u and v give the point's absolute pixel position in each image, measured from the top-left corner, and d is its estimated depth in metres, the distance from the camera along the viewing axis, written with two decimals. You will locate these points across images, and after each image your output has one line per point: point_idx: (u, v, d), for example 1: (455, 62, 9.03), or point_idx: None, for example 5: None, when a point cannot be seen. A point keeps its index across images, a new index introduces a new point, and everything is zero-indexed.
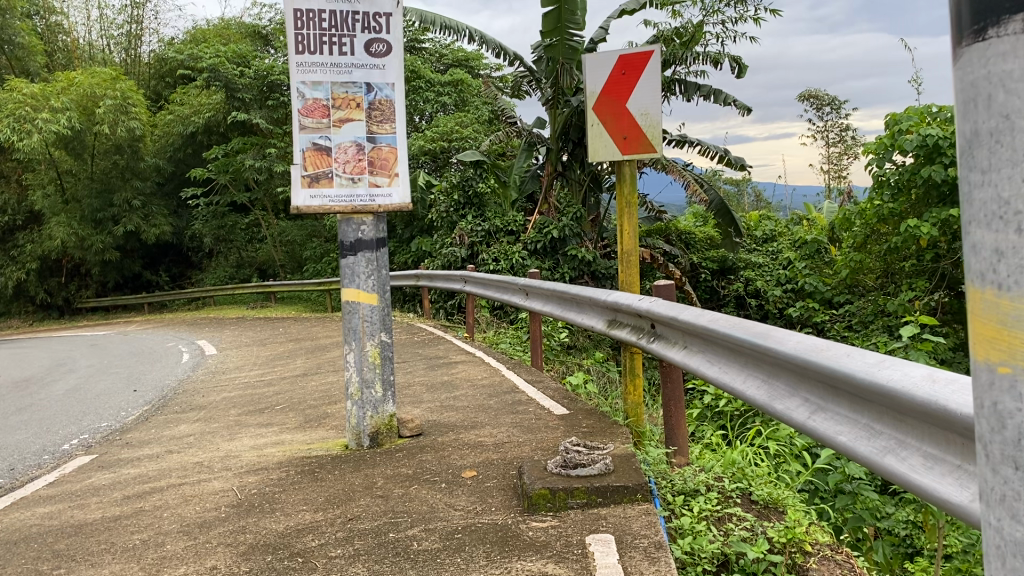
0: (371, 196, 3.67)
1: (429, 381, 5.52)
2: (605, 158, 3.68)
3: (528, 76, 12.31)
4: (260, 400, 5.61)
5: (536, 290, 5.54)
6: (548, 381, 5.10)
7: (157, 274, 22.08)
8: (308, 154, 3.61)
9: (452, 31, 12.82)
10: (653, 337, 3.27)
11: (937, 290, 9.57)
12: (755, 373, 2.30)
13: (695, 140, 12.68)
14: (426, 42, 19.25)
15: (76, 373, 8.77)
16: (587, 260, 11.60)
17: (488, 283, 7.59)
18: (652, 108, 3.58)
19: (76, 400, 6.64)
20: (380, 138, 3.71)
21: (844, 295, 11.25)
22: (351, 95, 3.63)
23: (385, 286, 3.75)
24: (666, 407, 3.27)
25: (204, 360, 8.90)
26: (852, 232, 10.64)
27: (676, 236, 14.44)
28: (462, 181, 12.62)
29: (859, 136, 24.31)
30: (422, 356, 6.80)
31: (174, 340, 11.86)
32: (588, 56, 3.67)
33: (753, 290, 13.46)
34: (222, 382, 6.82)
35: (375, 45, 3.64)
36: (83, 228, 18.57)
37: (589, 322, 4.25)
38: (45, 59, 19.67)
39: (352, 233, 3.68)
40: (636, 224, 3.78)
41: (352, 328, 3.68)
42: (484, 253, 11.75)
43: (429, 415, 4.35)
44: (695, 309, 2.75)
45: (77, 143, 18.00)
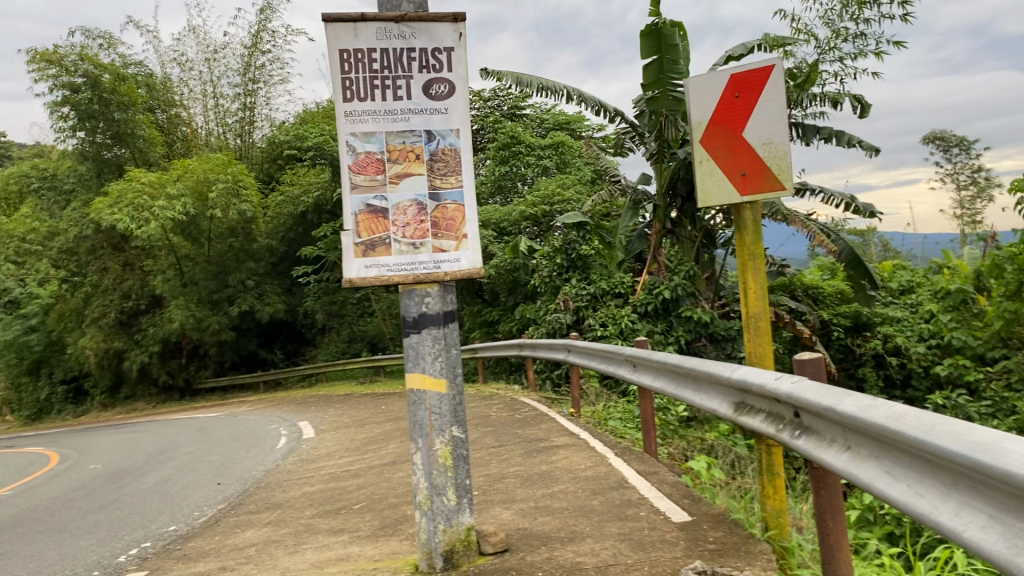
0: (435, 262, 3.08)
1: (525, 472, 4.82)
2: (721, 202, 2.99)
3: (630, 132, 11.71)
4: (341, 496, 5.03)
5: (645, 362, 4.81)
6: (665, 472, 4.32)
7: (272, 352, 22.32)
8: (361, 218, 3.04)
9: (550, 91, 12.38)
10: (798, 430, 2.48)
11: None
12: (970, 501, 1.51)
13: (816, 187, 11.69)
14: (526, 108, 19.20)
15: (172, 463, 8.45)
16: (703, 321, 10.75)
17: (592, 354, 6.89)
18: (777, 134, 2.87)
19: (157, 497, 6.24)
20: (445, 194, 3.09)
21: (998, 350, 9.91)
22: (409, 146, 3.05)
23: (456, 369, 3.10)
24: (822, 524, 2.47)
25: (299, 444, 8.45)
26: (1004, 279, 9.38)
27: (802, 291, 13.26)
28: (565, 244, 12.07)
29: (994, 177, 22.53)
30: (523, 439, 6.10)
31: (277, 422, 11.53)
32: (691, 81, 3.01)
33: (893, 347, 12.21)
34: (308, 472, 6.31)
35: (435, 86, 3.06)
36: (200, 310, 18.84)
37: (710, 403, 3.47)
38: (164, 150, 20.31)
39: (415, 307, 3.08)
40: (763, 281, 3.02)
41: (418, 422, 3.05)
42: (590, 318, 11.03)
43: (518, 522, 3.65)
44: (862, 398, 1.97)
45: (193, 228, 18.42)
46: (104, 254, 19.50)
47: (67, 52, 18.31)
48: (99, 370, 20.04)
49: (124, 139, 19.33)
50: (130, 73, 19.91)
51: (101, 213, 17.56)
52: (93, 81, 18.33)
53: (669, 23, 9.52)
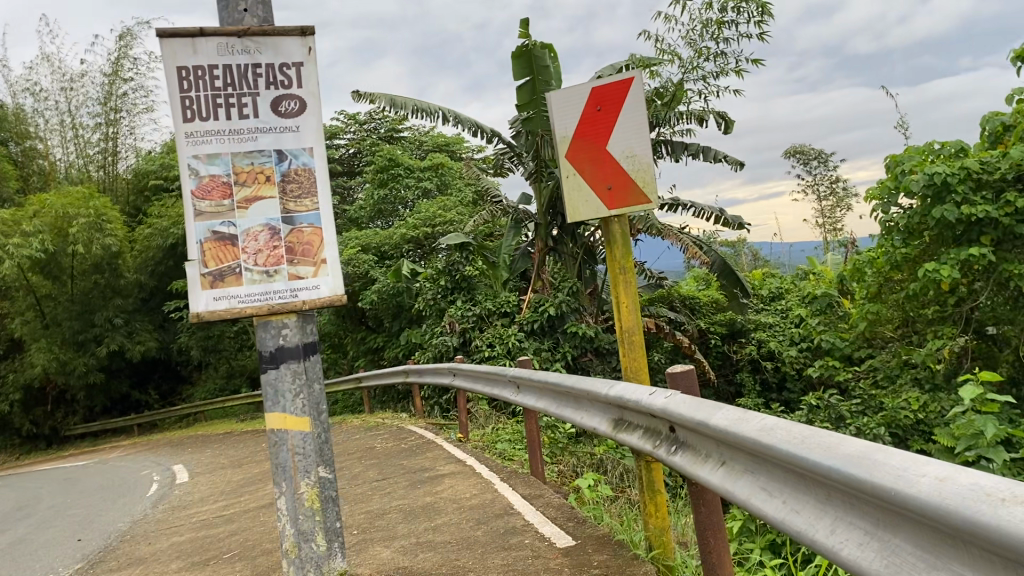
0: (292, 291, 2.87)
1: (408, 505, 4.62)
2: (589, 217, 2.90)
3: (508, 152, 11.72)
4: (211, 545, 4.70)
5: (527, 383, 4.72)
6: (550, 494, 4.21)
7: (146, 393, 21.16)
8: (207, 247, 2.81)
9: (425, 113, 12.25)
10: (674, 445, 2.42)
11: (971, 333, 8.78)
12: (845, 516, 1.45)
13: (687, 203, 12.03)
14: (404, 130, 19.11)
15: (30, 521, 7.78)
16: (588, 336, 10.83)
17: (476, 376, 6.77)
18: (639, 147, 2.84)
19: (9, 560, 5.70)
20: (300, 217, 2.90)
21: (864, 350, 10.38)
22: (257, 167, 2.84)
23: (321, 405, 2.90)
24: (704, 543, 2.41)
25: (172, 490, 7.93)
26: (865, 281, 9.93)
27: (679, 301, 13.59)
28: (448, 266, 11.90)
29: (850, 187, 23.88)
30: (408, 469, 5.89)
31: (150, 467, 10.84)
32: (553, 94, 2.94)
33: (767, 353, 12.64)
34: (179, 520, 5.89)
35: (284, 103, 2.87)
36: (64, 352, 17.72)
37: (590, 421, 3.40)
38: (18, 184, 19.08)
39: (272, 340, 2.86)
40: (635, 295, 2.95)
41: (280, 464, 2.84)
42: (476, 339, 10.90)
43: (397, 561, 3.45)
44: (734, 410, 1.91)
45: (53, 266, 17.28)
46: None
47: None
48: None
49: None
50: None
51: None
52: None
53: (539, 46, 9.63)
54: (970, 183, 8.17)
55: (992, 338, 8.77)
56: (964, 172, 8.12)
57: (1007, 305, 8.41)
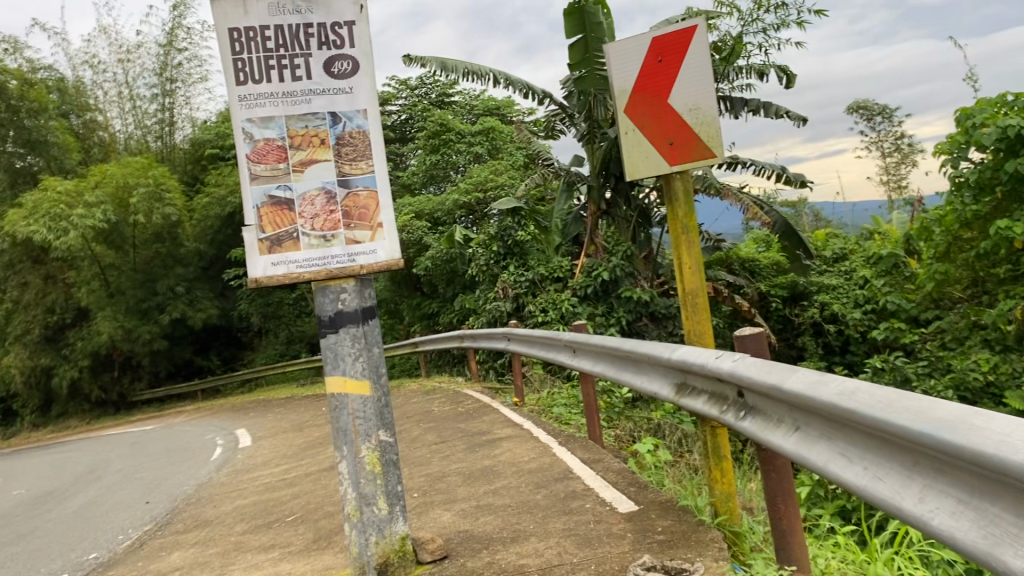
0: (349, 256, 2.84)
1: (467, 468, 4.62)
2: (649, 173, 2.81)
3: (560, 114, 11.56)
4: (274, 508, 4.76)
5: (584, 347, 4.65)
6: (610, 458, 4.16)
7: (208, 359, 21.66)
8: (264, 211, 2.79)
9: (476, 75, 12.12)
10: (742, 410, 2.33)
11: None
12: (935, 484, 1.35)
13: (747, 161, 11.75)
14: (455, 94, 19.01)
15: (100, 484, 8.02)
16: (644, 301, 10.70)
17: (531, 341, 6.73)
18: (704, 99, 2.73)
19: (80, 522, 5.87)
20: (356, 180, 2.86)
21: (931, 311, 10.08)
22: (312, 130, 2.80)
23: (380, 369, 2.87)
24: (775, 510, 2.33)
25: (234, 455, 8.10)
26: (933, 241, 9.68)
27: (739, 264, 13.37)
28: (500, 231, 11.82)
29: (915, 143, 23.11)
30: (465, 434, 5.90)
31: (213, 432, 11.09)
32: (610, 46, 2.83)
33: (830, 315, 12.38)
34: (242, 484, 6.00)
35: (337, 63, 2.81)
36: (128, 320, 18.18)
37: (651, 386, 3.32)
38: (80, 156, 19.52)
39: (330, 305, 2.84)
40: (698, 255, 2.86)
41: (341, 428, 2.82)
42: (530, 304, 10.85)
43: (458, 524, 3.44)
44: (809, 374, 1.81)
45: (116, 235, 17.71)
46: (22, 269, 18.61)
47: None
48: (26, 390, 19.22)
49: (36, 146, 18.47)
50: (39, 78, 19.03)
51: (16, 224, 16.77)
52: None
53: (591, 2, 9.42)
54: None
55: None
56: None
57: None
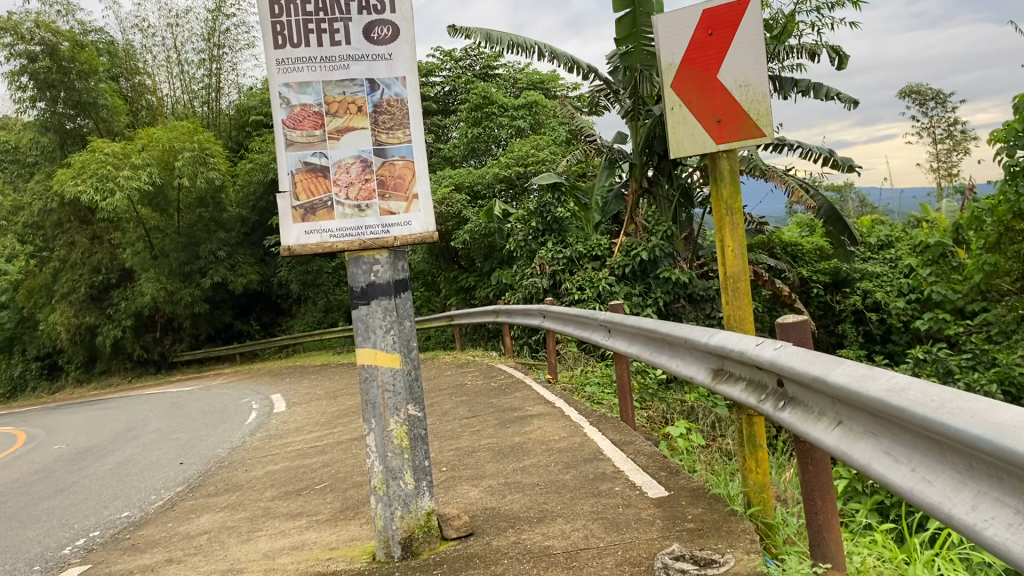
0: (384, 227, 2.79)
1: (497, 444, 4.58)
2: (694, 152, 2.72)
3: (605, 90, 11.40)
4: (303, 475, 4.79)
5: (619, 327, 4.56)
6: (641, 441, 4.09)
7: (247, 323, 21.94)
8: (298, 178, 2.74)
9: (520, 48, 11.98)
10: (782, 400, 2.24)
11: None
12: (992, 492, 1.26)
13: (795, 143, 11.49)
14: (499, 67, 18.86)
15: (138, 442, 8.16)
16: (682, 282, 10.57)
17: (566, 318, 6.67)
18: (755, 75, 2.62)
19: (116, 480, 5.97)
20: (392, 150, 2.79)
21: (977, 303, 9.82)
22: (349, 97, 2.75)
23: (411, 343, 2.82)
24: (811, 504, 2.25)
25: (268, 419, 8.18)
26: (983, 231, 9.36)
27: (781, 248, 13.14)
28: (540, 207, 11.73)
29: (969, 130, 22.48)
30: (496, 409, 5.87)
31: (249, 396, 11.22)
32: (659, 17, 2.73)
33: (873, 303, 12.13)
34: (274, 449, 6.05)
35: (377, 29, 2.75)
36: (171, 283, 18.37)
37: (688, 370, 3.23)
38: (128, 119, 19.74)
39: (363, 276, 2.78)
40: (742, 237, 2.75)
41: (370, 401, 2.78)
42: (567, 282, 10.75)
43: (484, 501, 3.41)
44: (856, 366, 1.72)
45: (161, 198, 17.93)
46: (70, 228, 18.94)
47: (22, 19, 17.64)
48: (71, 346, 19.64)
49: (86, 108, 18.72)
50: (89, 40, 19.24)
51: (65, 184, 17.04)
52: (52, 49, 17.71)
53: None
54: None
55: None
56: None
57: None
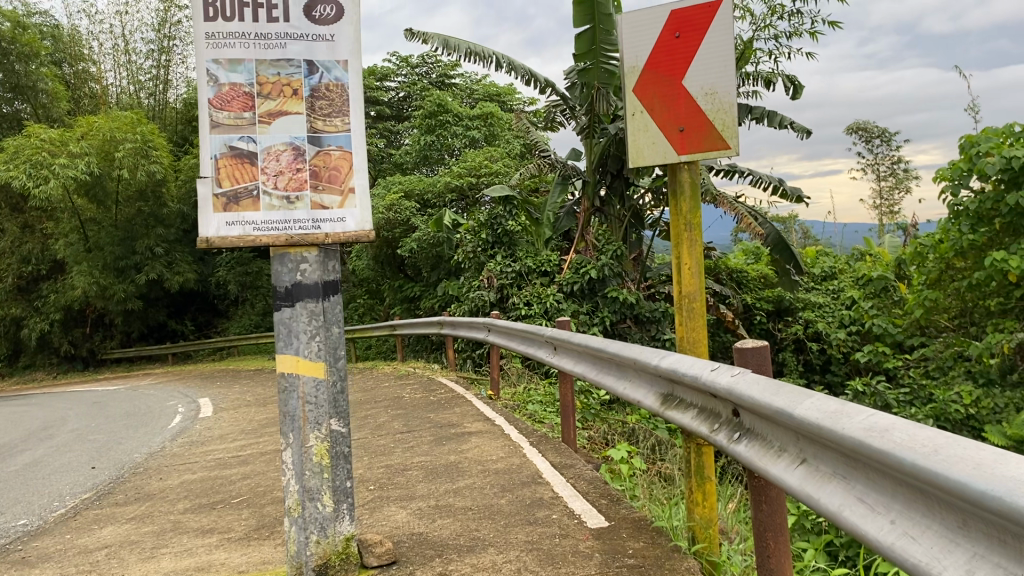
0: (314, 223, 2.55)
1: (430, 463, 4.33)
2: (654, 161, 2.54)
3: (561, 105, 11.28)
4: (220, 488, 4.47)
5: (565, 345, 4.35)
6: (583, 465, 3.90)
7: (182, 323, 21.28)
8: (222, 163, 2.49)
9: (478, 57, 11.80)
10: (738, 432, 2.05)
11: None
12: (990, 557, 1.08)
13: (745, 170, 11.53)
14: (456, 77, 18.66)
15: (51, 443, 7.69)
16: (630, 302, 10.45)
17: (511, 334, 6.47)
18: (722, 83, 2.45)
19: (20, 483, 5.56)
20: (329, 139, 2.56)
21: (916, 337, 9.92)
22: (285, 79, 2.51)
23: (338, 351, 2.58)
24: (762, 548, 2.07)
25: (193, 424, 7.79)
26: (925, 267, 9.42)
27: (727, 274, 13.30)
28: (490, 219, 11.43)
29: (911, 169, 23.00)
30: (433, 424, 5.62)
31: (177, 399, 10.74)
32: (623, 16, 2.56)
33: (814, 333, 12.19)
34: (195, 457, 5.70)
35: (319, 7, 2.52)
36: (104, 277, 17.73)
37: (635, 394, 3.04)
38: (69, 106, 19.01)
39: (288, 275, 2.53)
40: (700, 254, 2.58)
41: (289, 413, 2.53)
42: (514, 296, 10.53)
43: (412, 525, 3.17)
44: (824, 400, 1.54)
45: (98, 189, 17.27)
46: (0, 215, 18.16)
47: None
48: None
49: (24, 92, 17.98)
50: (32, 22, 18.51)
51: None
52: None
53: None
54: None
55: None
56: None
57: None
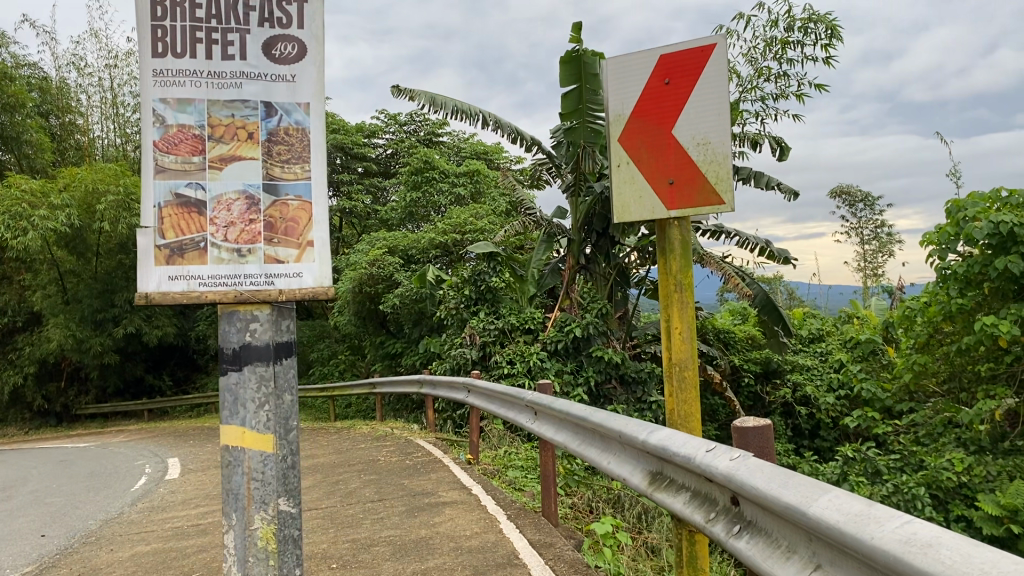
0: (266, 277, 2.31)
1: (398, 538, 4.02)
2: (640, 218, 2.33)
3: (547, 163, 11.18)
4: (171, 562, 4.14)
5: (546, 411, 4.09)
6: (563, 544, 3.61)
7: (159, 378, 20.80)
8: (167, 212, 2.25)
9: (465, 114, 11.73)
10: (738, 526, 1.78)
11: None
12: None
13: (732, 230, 11.41)
14: (443, 134, 18.66)
15: (7, 505, 7.30)
16: (615, 362, 10.19)
17: (492, 396, 6.19)
18: (715, 133, 2.24)
19: None
20: (287, 188, 2.33)
21: (905, 402, 9.70)
22: (239, 121, 2.28)
23: (289, 423, 2.32)
24: None
25: (156, 487, 7.42)
26: (913, 330, 9.24)
27: (714, 334, 13.09)
28: (473, 275, 11.24)
29: (895, 233, 23.06)
30: (407, 493, 5.31)
31: (145, 458, 10.33)
32: (611, 61, 2.38)
33: (802, 397, 11.95)
34: (152, 525, 5.35)
35: (279, 46, 2.30)
36: (81, 330, 17.34)
37: (620, 470, 2.77)
38: (52, 158, 18.83)
39: (235, 335, 2.27)
40: (692, 318, 2.34)
41: (231, 490, 2.26)
42: (497, 355, 10.26)
43: None
44: (842, 499, 1.28)
45: (78, 241, 17.02)
46: None
47: None
48: None
49: (7, 142, 17.79)
50: (20, 74, 18.45)
51: None
52: None
53: (589, 52, 8.93)
54: None
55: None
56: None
57: None
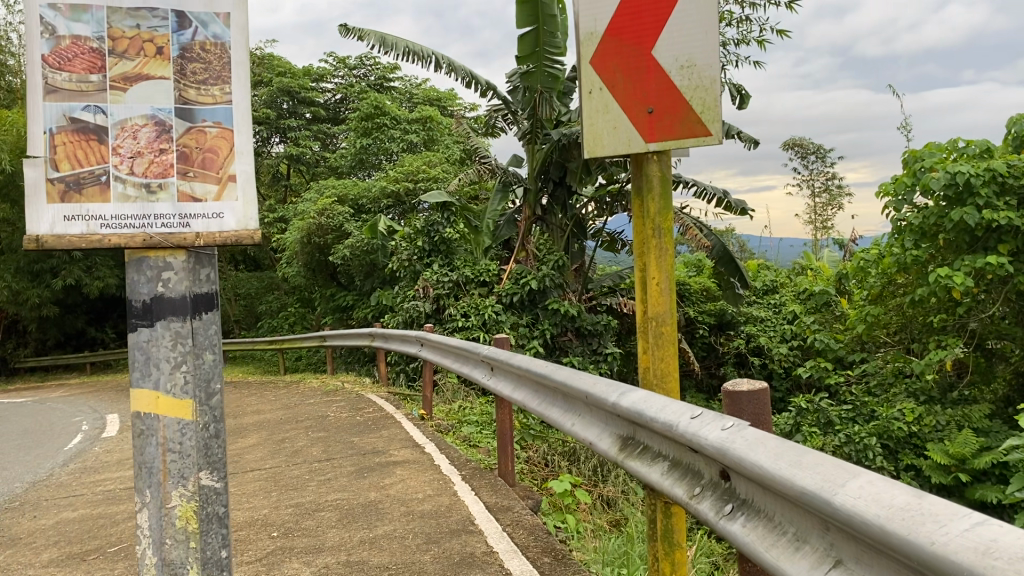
0: (181, 219, 1.98)
1: (346, 503, 3.76)
2: (614, 151, 2.03)
3: (502, 110, 10.79)
4: (99, 531, 3.83)
5: (503, 367, 3.84)
6: (521, 508, 3.38)
7: (102, 331, 20.12)
8: (61, 139, 1.90)
9: (416, 56, 11.25)
10: (729, 506, 1.54)
11: (974, 349, 8.12)
12: None
13: (689, 181, 11.21)
14: (395, 79, 18.08)
15: None
16: (571, 315, 9.99)
17: (445, 350, 5.93)
18: (701, 54, 1.98)
19: None
20: (204, 113, 1.99)
21: (857, 352, 9.71)
22: (146, 32, 1.92)
23: (212, 385, 2.02)
24: None
25: (92, 446, 7.04)
26: (868, 282, 9.19)
27: None
28: (427, 225, 10.86)
29: (844, 186, 23.14)
30: (356, 452, 5.04)
31: (83, 414, 9.90)
32: None
33: (755, 348, 11.96)
34: (82, 488, 5.01)
35: None
36: (17, 281, 16.61)
37: (587, 433, 2.53)
38: None
39: (146, 286, 1.95)
40: (670, 267, 2.08)
41: (145, 462, 1.97)
42: (451, 307, 9.98)
43: None
44: (876, 487, 1.03)
45: (10, 188, 16.21)
46: None
47: None
48: None
49: None
50: None
51: None
52: None
53: None
54: (995, 186, 7.44)
55: (987, 353, 8.22)
56: (989, 174, 7.41)
57: (1012, 322, 7.82)
